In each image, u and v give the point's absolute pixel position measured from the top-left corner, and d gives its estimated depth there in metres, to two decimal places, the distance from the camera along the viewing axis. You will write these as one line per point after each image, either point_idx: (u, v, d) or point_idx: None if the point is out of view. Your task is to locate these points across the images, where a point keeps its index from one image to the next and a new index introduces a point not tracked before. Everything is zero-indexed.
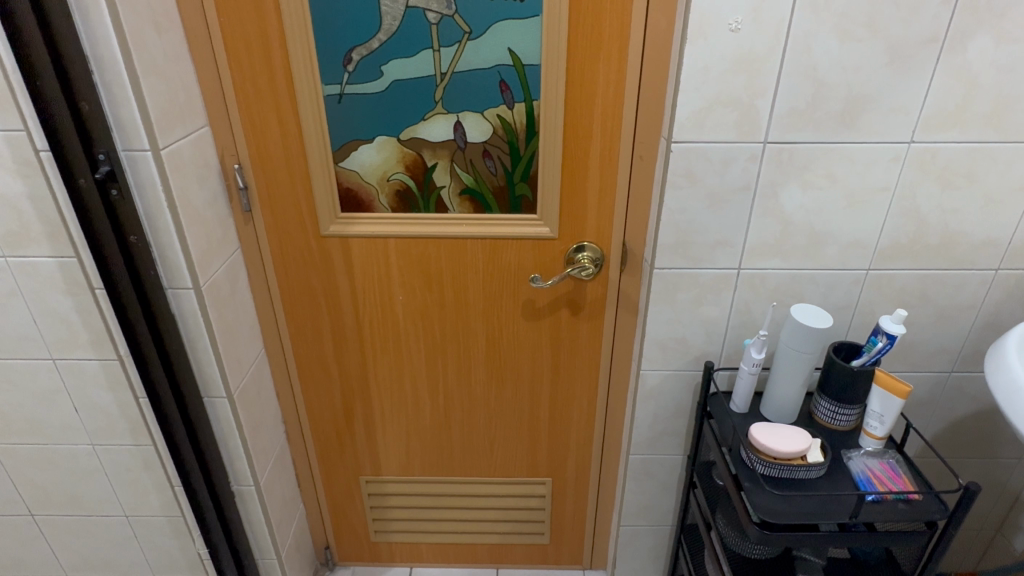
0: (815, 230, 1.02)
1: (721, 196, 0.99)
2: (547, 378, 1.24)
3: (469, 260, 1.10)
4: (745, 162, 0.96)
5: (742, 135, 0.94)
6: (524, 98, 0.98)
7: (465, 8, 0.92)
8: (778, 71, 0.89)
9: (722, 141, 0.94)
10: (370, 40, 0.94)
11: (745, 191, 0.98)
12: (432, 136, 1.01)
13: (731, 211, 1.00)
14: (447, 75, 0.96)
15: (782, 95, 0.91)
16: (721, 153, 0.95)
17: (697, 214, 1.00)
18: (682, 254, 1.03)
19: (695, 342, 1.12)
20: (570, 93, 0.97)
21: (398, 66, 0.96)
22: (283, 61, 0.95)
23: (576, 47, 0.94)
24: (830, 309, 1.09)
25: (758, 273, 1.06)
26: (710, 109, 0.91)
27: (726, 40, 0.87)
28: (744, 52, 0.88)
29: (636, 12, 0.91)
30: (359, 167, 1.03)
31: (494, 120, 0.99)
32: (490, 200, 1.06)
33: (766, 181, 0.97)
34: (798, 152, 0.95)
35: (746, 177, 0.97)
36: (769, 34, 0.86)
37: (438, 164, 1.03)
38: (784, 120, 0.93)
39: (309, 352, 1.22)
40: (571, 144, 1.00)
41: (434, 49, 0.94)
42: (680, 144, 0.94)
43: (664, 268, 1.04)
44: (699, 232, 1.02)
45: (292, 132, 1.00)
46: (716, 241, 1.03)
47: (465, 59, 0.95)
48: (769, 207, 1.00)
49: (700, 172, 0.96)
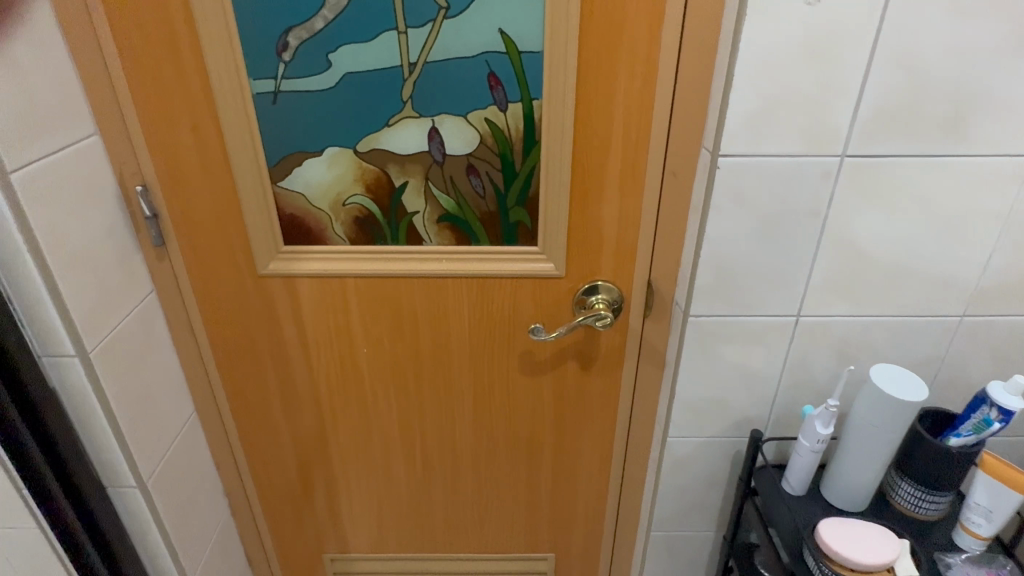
0: (900, 268, 0.78)
1: (780, 226, 0.75)
2: (549, 443, 1.00)
3: (450, 304, 0.86)
4: (814, 182, 0.72)
5: (811, 147, 0.70)
6: (521, 97, 0.74)
7: None
8: (867, 60, 0.65)
9: (784, 154, 0.70)
10: (312, 19, 0.70)
11: (812, 219, 0.75)
12: (401, 147, 0.77)
13: (791, 244, 0.76)
14: (418, 66, 0.72)
15: (867, 94, 0.67)
16: (783, 170, 0.71)
17: (747, 249, 0.76)
18: (726, 298, 0.80)
19: (737, 403, 0.89)
20: (582, 89, 0.72)
21: (352, 55, 0.71)
22: (194, 48, 0.70)
23: (591, 28, 0.69)
24: (909, 363, 0.86)
25: (820, 322, 0.82)
26: (770, 113, 0.68)
27: (801, 16, 0.62)
28: (823, 33, 0.63)
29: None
30: (305, 188, 0.79)
31: (481, 125, 0.75)
32: (476, 229, 0.82)
33: (839, 207, 0.74)
34: (886, 168, 0.71)
35: (814, 201, 0.73)
36: (858, 10, 0.62)
37: (408, 184, 0.79)
38: (869, 128, 0.69)
39: (253, 417, 0.98)
40: (582, 157, 0.76)
41: (399, 31, 0.70)
42: (730, 158, 0.70)
43: (701, 315, 0.81)
44: (748, 271, 0.78)
45: (214, 142, 0.76)
46: (771, 283, 0.79)
47: (441, 44, 0.71)
48: (841, 239, 0.76)
49: (754, 194, 0.73)
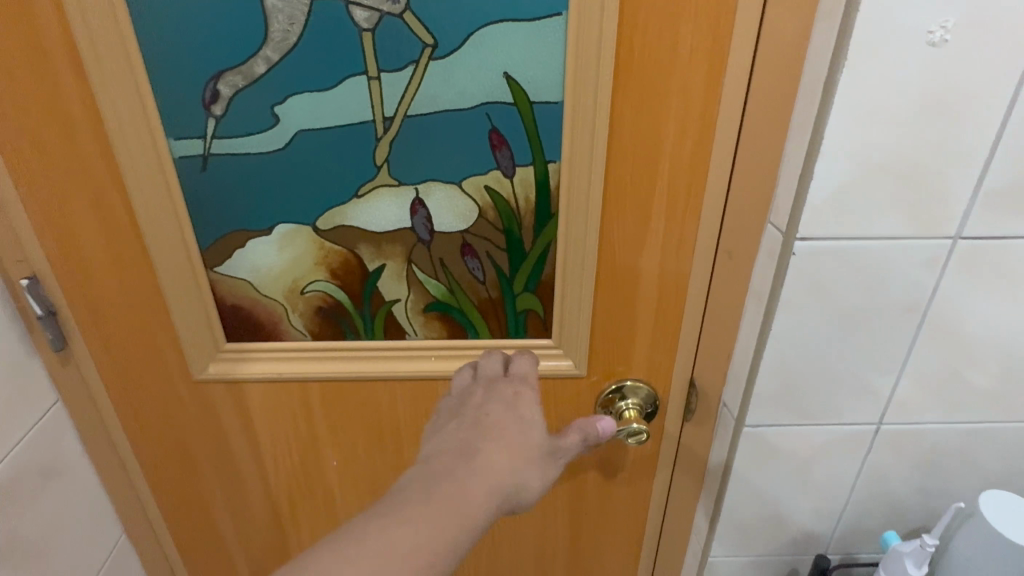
0: (1012, 370, 0.62)
1: (864, 323, 0.58)
2: (561, 556, 0.83)
3: (440, 409, 0.69)
4: (916, 270, 0.55)
5: (914, 229, 0.53)
6: (532, 160, 0.56)
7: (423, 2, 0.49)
8: (1003, 119, 0.48)
9: (878, 238, 0.53)
10: (248, 60, 0.51)
11: (908, 314, 0.58)
12: (374, 223, 0.58)
13: (879, 344, 0.59)
14: (397, 121, 0.54)
15: (997, 160, 0.50)
16: (879, 257, 0.54)
17: (823, 351, 0.59)
18: (793, 409, 0.63)
19: (797, 522, 0.72)
20: (614, 152, 0.55)
21: (306, 107, 0.53)
22: (90, 100, 0.52)
23: (627, 73, 0.51)
24: (1009, 475, 0.70)
25: (905, 430, 0.65)
26: (866, 187, 0.50)
27: (920, 63, 0.45)
28: (947, 85, 0.46)
29: (730, 14, 0.49)
30: (251, 273, 0.61)
31: (480, 196, 0.57)
32: (474, 319, 0.64)
33: (943, 299, 0.57)
34: (1011, 253, 0.54)
35: (913, 293, 0.56)
36: (999, 53, 0.45)
37: (386, 268, 0.61)
38: (992, 203, 0.52)
39: (197, 543, 0.79)
40: (612, 234, 0.59)
41: (369, 77, 0.52)
42: (809, 244, 0.52)
43: (758, 426, 0.64)
44: (819, 377, 0.61)
45: (125, 221, 0.57)
46: (850, 388, 0.62)
47: (425, 93, 0.53)
48: (942, 335, 0.59)
49: (835, 288, 0.55)
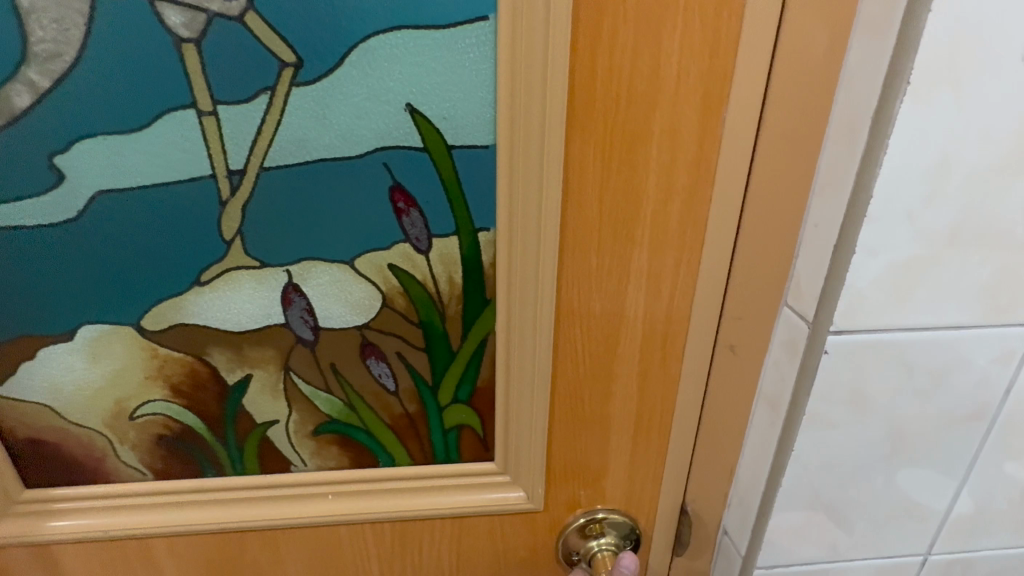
0: None
1: (914, 440, 0.39)
2: None
3: (344, 559, 0.50)
4: (989, 363, 0.37)
5: (988, 317, 0.35)
6: (455, 227, 0.39)
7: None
8: None
9: (938, 327, 0.35)
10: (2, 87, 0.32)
11: (973, 422, 0.39)
12: (230, 320, 0.40)
13: (935, 463, 0.41)
14: (249, 176, 0.36)
15: None
16: (938, 350, 0.36)
17: (859, 479, 0.41)
18: (816, 545, 0.44)
19: None
20: (570, 218, 0.38)
21: (103, 158, 0.35)
22: None
23: (583, 106, 0.34)
24: None
25: (960, 561, 0.46)
26: (933, 264, 0.33)
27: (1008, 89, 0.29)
28: None
29: (734, 16, 0.33)
30: (49, 396, 0.41)
31: (382, 279, 0.40)
32: (385, 441, 0.46)
33: (1018, 399, 0.39)
34: None
35: (982, 393, 0.38)
36: None
37: (252, 379, 0.43)
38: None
39: None
40: (570, 331, 0.41)
41: (200, 112, 0.34)
42: (848, 341, 0.35)
43: (772, 566, 0.44)
44: (854, 512, 0.42)
45: None
46: (893, 518, 0.43)
47: (288, 135, 0.35)
48: (1012, 443, 0.41)
49: (881, 399, 0.37)
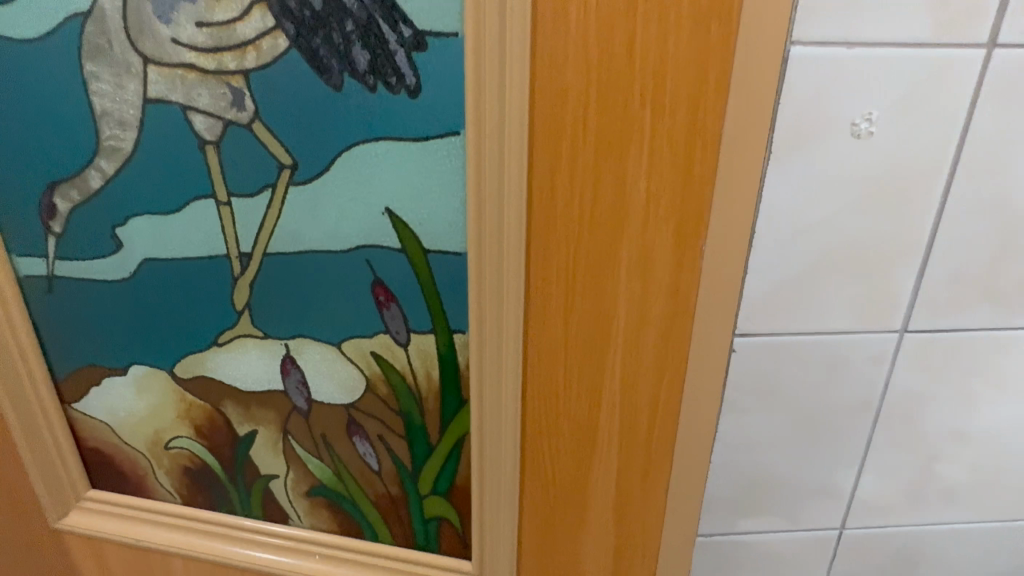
0: (974, 472, 0.52)
1: (820, 421, 0.49)
2: None
3: None
4: (867, 361, 0.47)
5: (857, 322, 0.45)
6: (433, 326, 0.39)
7: (275, 109, 0.35)
8: (936, 204, 0.41)
9: (825, 330, 0.45)
10: (80, 173, 0.40)
11: (862, 409, 0.48)
12: (239, 378, 0.44)
13: (836, 445, 0.50)
14: (256, 258, 0.40)
15: (936, 248, 0.43)
16: (825, 349, 0.46)
17: (777, 451, 0.50)
18: (749, 506, 0.52)
19: None
20: (530, 342, 0.36)
21: (145, 231, 0.41)
22: None
23: (540, 235, 0.33)
24: None
25: (869, 533, 0.54)
26: (811, 281, 0.43)
27: (847, 159, 0.40)
28: (879, 178, 0.41)
29: (711, 146, 0.31)
30: (110, 416, 0.49)
31: (366, 364, 0.41)
32: (373, 520, 0.47)
33: (895, 389, 0.48)
34: (954, 344, 0.46)
35: (863, 383, 0.47)
36: (927, 141, 0.39)
37: (257, 434, 0.46)
38: (949, 283, 0.44)
39: None
40: (537, 455, 0.39)
41: (216, 199, 0.39)
42: (754, 333, 0.45)
43: (716, 525, 0.53)
44: (779, 483, 0.51)
45: None
46: (808, 491, 0.51)
47: (285, 224, 0.38)
48: (894, 427, 0.49)
49: (785, 382, 0.47)
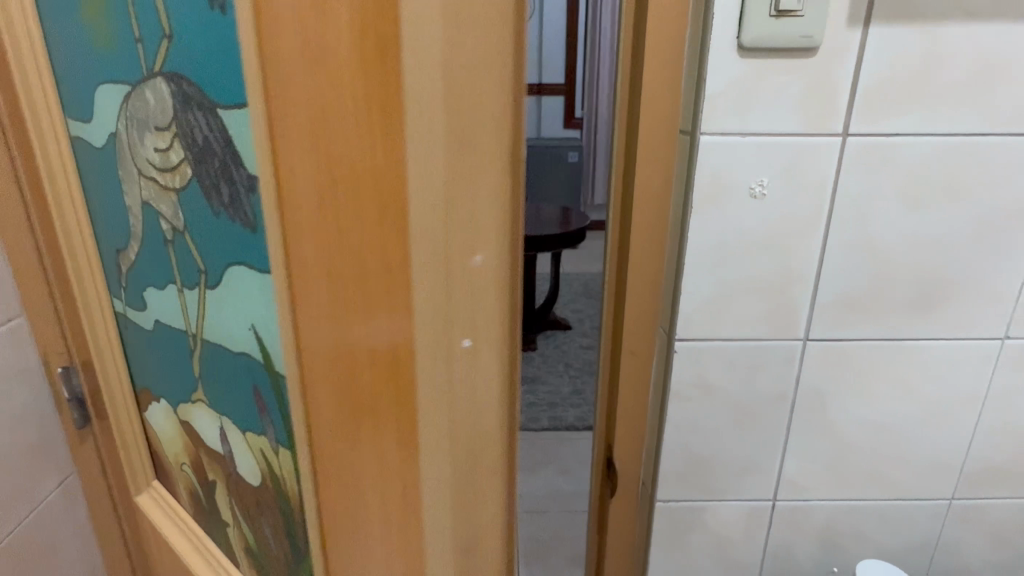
0: (881, 455, 0.62)
1: (750, 413, 0.60)
2: None
3: None
4: (781, 364, 0.58)
5: (768, 332, 0.57)
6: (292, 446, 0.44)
7: (196, 233, 0.45)
8: (823, 240, 0.53)
9: (744, 339, 0.57)
10: (128, 247, 0.56)
11: (781, 402, 0.60)
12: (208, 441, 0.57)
13: (764, 433, 0.61)
14: (198, 339, 0.51)
15: (827, 275, 0.55)
16: (747, 354, 0.58)
17: (715, 436, 0.61)
18: (695, 483, 0.63)
19: None
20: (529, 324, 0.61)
21: (156, 301, 0.56)
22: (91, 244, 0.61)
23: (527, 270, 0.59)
24: (895, 554, 0.67)
25: (798, 508, 0.65)
26: (726, 297, 0.56)
27: (748, 207, 0.52)
28: (774, 220, 0.53)
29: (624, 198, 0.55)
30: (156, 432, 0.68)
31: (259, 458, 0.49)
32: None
33: (808, 385, 0.59)
34: (852, 349, 0.57)
35: (781, 382, 0.59)
36: (809, 193, 0.52)
37: (216, 485, 0.60)
38: (840, 300, 0.55)
39: None
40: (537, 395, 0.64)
41: (176, 286, 0.51)
42: (686, 341, 0.57)
43: (668, 499, 0.64)
44: (717, 464, 0.62)
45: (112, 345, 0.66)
46: (742, 469, 0.63)
47: (208, 322, 0.49)
48: (809, 416, 0.60)
49: (716, 382, 0.59)
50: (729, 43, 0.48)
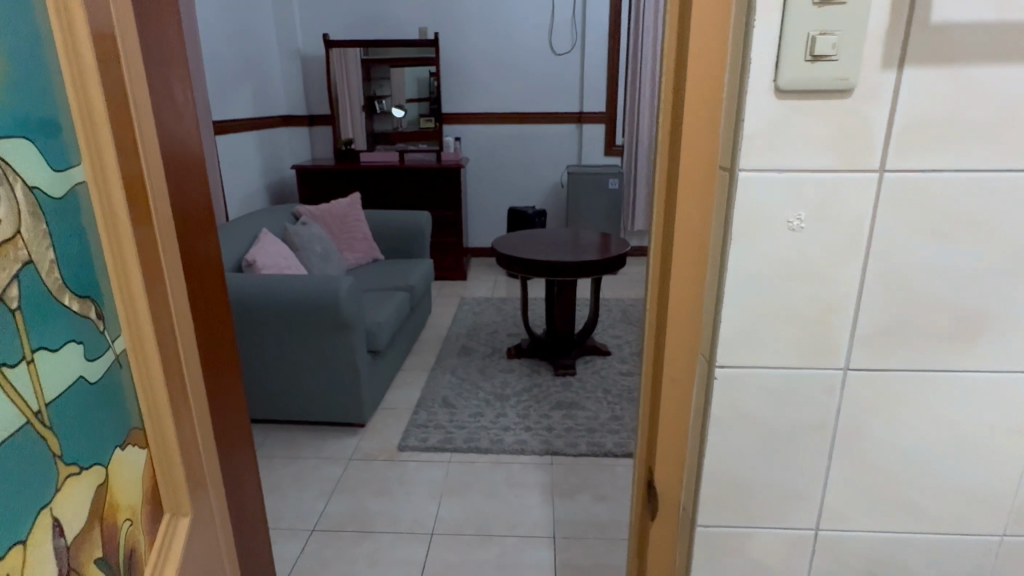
0: (924, 487, 0.62)
1: (790, 442, 0.61)
2: None
3: None
4: (820, 395, 0.59)
5: (808, 362, 0.58)
6: None
7: None
8: (860, 273, 0.55)
9: (783, 368, 0.59)
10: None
11: (821, 431, 0.61)
12: None
13: (804, 461, 0.62)
14: None
15: (864, 308, 0.56)
16: (787, 383, 0.59)
17: (754, 463, 0.62)
18: (735, 508, 0.64)
19: None
20: None
21: None
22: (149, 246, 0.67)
23: None
24: None
25: (840, 538, 0.65)
26: (765, 329, 0.57)
27: (786, 240, 0.55)
28: (812, 253, 0.55)
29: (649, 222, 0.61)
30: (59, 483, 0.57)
31: None
32: None
33: (849, 414, 0.60)
34: (891, 381, 0.58)
35: (821, 412, 0.60)
36: (844, 229, 0.54)
37: None
38: (878, 330, 0.57)
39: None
40: None
41: None
42: (725, 370, 0.59)
43: (709, 525, 0.65)
44: (757, 491, 0.63)
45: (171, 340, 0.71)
46: (783, 497, 0.64)
47: None
48: (849, 445, 0.61)
49: (755, 409, 0.60)
50: (766, 86, 0.51)
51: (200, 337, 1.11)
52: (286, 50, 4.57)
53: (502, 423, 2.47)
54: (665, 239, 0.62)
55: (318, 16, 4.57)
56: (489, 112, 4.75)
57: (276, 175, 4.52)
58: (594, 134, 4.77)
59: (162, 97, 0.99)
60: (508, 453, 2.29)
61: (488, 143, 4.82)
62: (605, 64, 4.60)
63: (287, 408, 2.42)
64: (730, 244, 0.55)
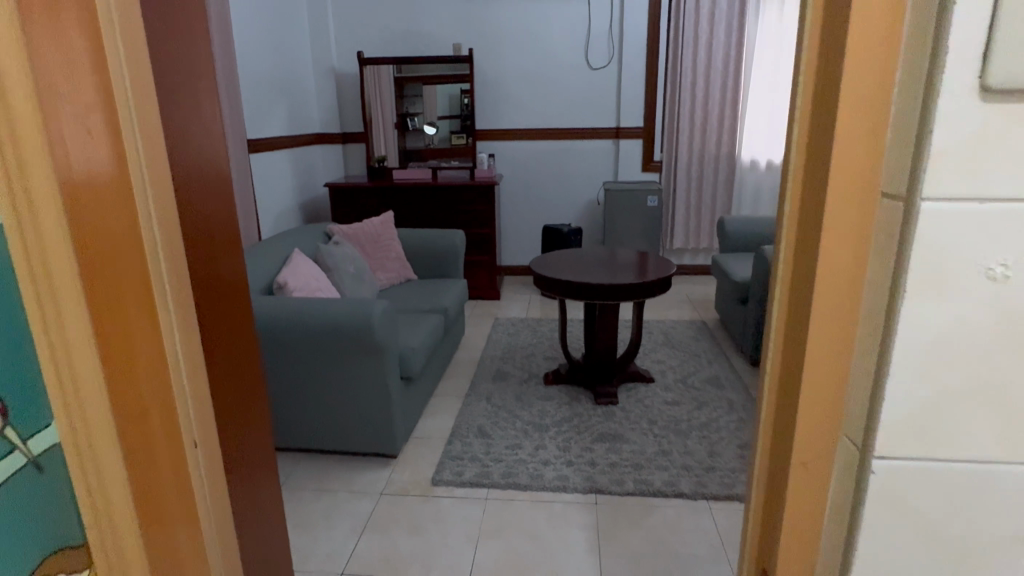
0: None
1: (973, 542, 0.52)
2: None
3: None
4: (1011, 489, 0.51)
5: (999, 448, 0.50)
6: None
7: None
8: None
9: (965, 457, 0.51)
10: None
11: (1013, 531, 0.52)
12: None
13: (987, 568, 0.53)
14: None
15: None
16: (967, 472, 0.51)
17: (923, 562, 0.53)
18: None
19: None
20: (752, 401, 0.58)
21: None
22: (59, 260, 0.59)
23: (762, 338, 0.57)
24: None
25: None
26: (942, 408, 0.50)
27: (982, 303, 0.47)
28: (1006, 324, 0.48)
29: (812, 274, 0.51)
30: None
31: None
32: None
33: None
34: None
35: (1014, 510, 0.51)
36: None
37: None
38: None
39: None
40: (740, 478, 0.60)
41: None
42: (893, 459, 0.51)
43: None
44: None
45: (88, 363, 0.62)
46: None
47: None
48: None
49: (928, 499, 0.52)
50: (970, 119, 0.44)
51: (232, 387, 1.02)
52: (320, 69, 4.56)
53: (541, 456, 2.33)
54: (800, 289, 0.52)
55: (352, 34, 4.56)
56: (523, 128, 4.65)
57: (309, 193, 4.49)
58: (631, 149, 4.62)
59: (189, 114, 0.90)
60: (549, 489, 2.14)
61: (522, 159, 4.72)
62: (643, 78, 4.47)
63: (317, 436, 2.32)
64: (902, 295, 0.48)
